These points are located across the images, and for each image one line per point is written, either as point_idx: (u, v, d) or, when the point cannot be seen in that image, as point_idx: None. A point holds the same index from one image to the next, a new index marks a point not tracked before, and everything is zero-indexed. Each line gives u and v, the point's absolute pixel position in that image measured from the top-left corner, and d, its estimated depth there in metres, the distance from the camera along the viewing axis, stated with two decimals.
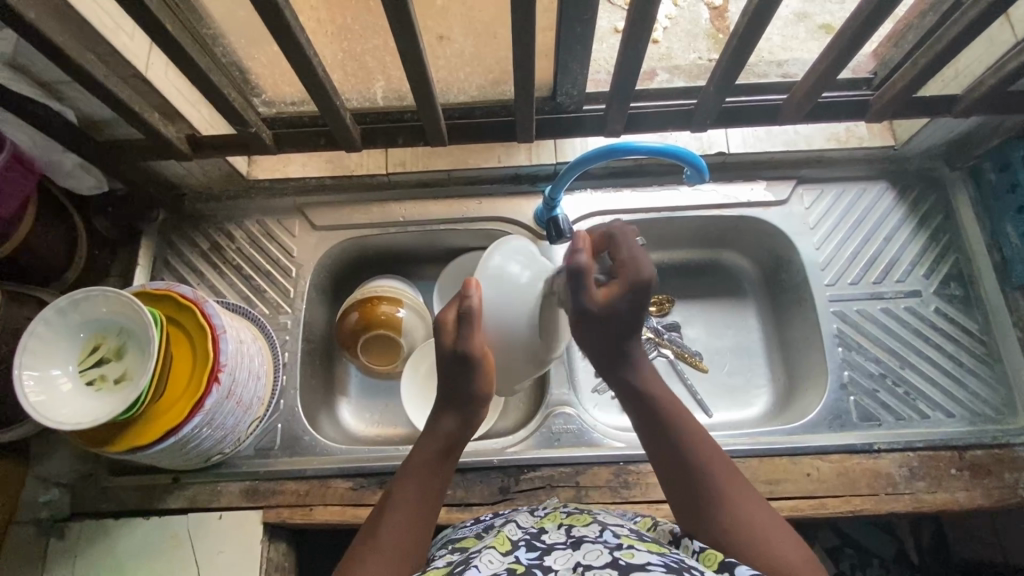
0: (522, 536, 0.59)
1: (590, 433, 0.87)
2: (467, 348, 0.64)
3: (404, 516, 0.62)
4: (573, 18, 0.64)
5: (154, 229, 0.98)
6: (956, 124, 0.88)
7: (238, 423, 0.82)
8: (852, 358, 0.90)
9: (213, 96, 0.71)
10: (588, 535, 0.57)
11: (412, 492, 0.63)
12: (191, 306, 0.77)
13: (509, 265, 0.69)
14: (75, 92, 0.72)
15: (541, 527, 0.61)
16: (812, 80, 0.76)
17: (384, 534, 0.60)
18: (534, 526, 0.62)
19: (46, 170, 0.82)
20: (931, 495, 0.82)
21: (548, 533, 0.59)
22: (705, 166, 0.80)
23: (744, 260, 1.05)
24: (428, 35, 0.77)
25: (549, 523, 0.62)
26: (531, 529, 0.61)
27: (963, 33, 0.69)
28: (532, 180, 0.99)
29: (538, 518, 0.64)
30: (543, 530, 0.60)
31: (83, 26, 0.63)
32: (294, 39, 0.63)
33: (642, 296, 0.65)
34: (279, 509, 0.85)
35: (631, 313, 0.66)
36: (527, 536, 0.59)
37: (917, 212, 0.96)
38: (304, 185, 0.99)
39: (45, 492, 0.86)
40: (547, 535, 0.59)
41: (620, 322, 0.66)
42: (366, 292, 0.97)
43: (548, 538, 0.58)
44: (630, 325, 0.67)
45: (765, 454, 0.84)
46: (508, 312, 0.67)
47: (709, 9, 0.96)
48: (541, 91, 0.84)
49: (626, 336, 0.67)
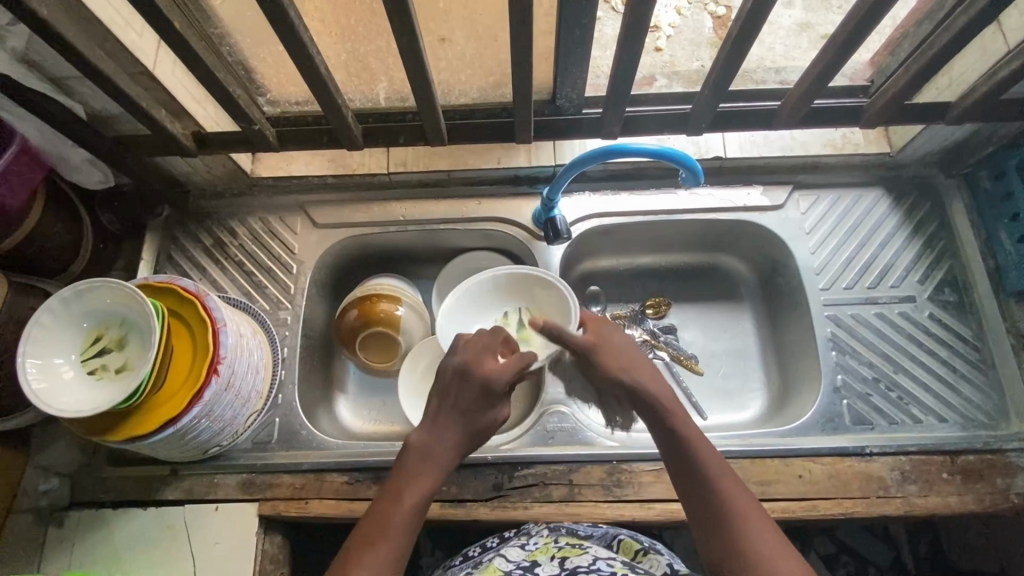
0: (514, 567, 0.60)
1: (583, 432, 0.88)
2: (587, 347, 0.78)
3: (398, 546, 0.61)
4: (570, 22, 0.65)
5: (158, 224, 0.99)
6: (950, 132, 0.89)
7: (236, 415, 0.83)
8: (845, 362, 0.90)
9: (218, 94, 0.73)
10: (580, 566, 0.58)
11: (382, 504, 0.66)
12: (192, 299, 0.78)
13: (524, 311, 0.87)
14: (84, 87, 0.74)
15: (533, 560, 0.62)
16: (806, 85, 0.77)
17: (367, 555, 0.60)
18: (526, 559, 0.63)
19: (54, 164, 0.83)
20: (922, 500, 0.82)
21: (541, 565, 0.61)
22: (701, 169, 0.81)
23: (741, 264, 1.05)
24: (430, 37, 0.80)
25: (541, 556, 0.63)
26: (522, 562, 0.62)
27: (953, 41, 0.70)
28: (531, 182, 1.01)
29: (529, 551, 0.65)
30: (535, 563, 0.62)
31: (92, 22, 0.65)
32: (296, 37, 0.64)
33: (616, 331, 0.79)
34: (274, 502, 0.86)
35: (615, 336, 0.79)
36: (519, 568, 0.60)
37: (912, 220, 0.96)
38: (306, 183, 1.01)
39: (44, 481, 0.87)
40: (540, 568, 0.60)
41: (624, 357, 0.76)
42: (366, 290, 0.98)
43: (541, 570, 0.59)
44: (608, 344, 0.78)
45: (758, 456, 0.84)
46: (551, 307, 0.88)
47: (713, 18, 1.01)
48: (540, 94, 0.85)
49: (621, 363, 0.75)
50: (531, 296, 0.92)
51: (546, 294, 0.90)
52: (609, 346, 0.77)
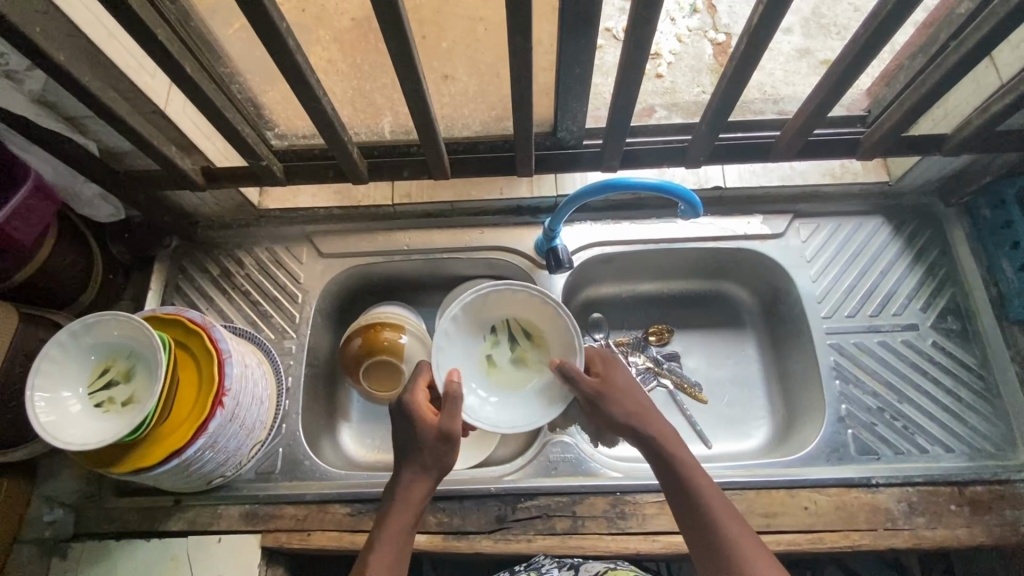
0: None
1: (587, 462, 0.87)
2: (600, 394, 0.77)
3: None
4: (570, 60, 0.67)
5: (167, 254, 1.02)
6: (947, 162, 0.90)
7: (241, 446, 0.83)
8: (849, 391, 0.90)
9: (228, 132, 0.75)
10: None
11: (386, 530, 0.69)
12: (199, 330, 0.79)
13: (540, 318, 0.86)
14: (97, 125, 0.76)
15: None
16: (803, 118, 0.78)
17: (422, 412, 0.74)
18: None
19: (67, 199, 0.85)
20: (930, 532, 0.81)
21: None
22: (700, 202, 0.82)
23: (743, 292, 1.06)
24: (434, 74, 0.83)
25: None
26: None
27: (946, 76, 0.71)
28: (534, 212, 1.02)
29: None
30: None
31: (107, 66, 0.67)
32: (304, 79, 0.67)
33: (615, 370, 0.81)
34: (277, 533, 0.86)
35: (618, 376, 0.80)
36: None
37: (913, 248, 0.97)
38: (313, 214, 1.03)
39: (49, 511, 0.88)
40: None
41: (636, 404, 0.77)
42: (371, 319, 0.99)
43: None
44: (620, 391, 0.77)
45: (763, 487, 0.83)
46: (553, 322, 0.84)
47: (713, 45, 1.07)
48: (543, 127, 0.87)
49: (622, 401, 0.77)
50: (513, 312, 0.87)
51: (528, 306, 0.86)
52: (620, 387, 0.78)
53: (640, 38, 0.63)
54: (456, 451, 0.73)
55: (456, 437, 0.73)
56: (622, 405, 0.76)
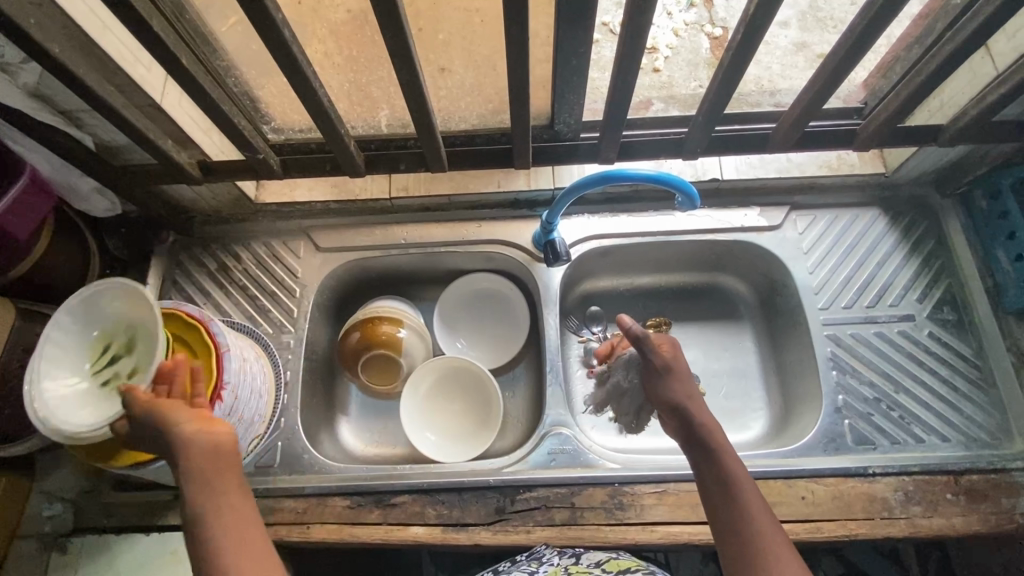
0: None
1: (585, 454, 0.88)
2: (665, 370, 0.75)
3: None
4: (567, 52, 0.67)
5: (163, 251, 1.02)
6: (945, 153, 0.90)
7: (239, 440, 0.83)
8: (847, 382, 0.91)
9: (224, 124, 0.75)
10: None
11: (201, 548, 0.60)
12: (197, 325, 0.79)
13: (91, 317, 0.75)
14: (92, 119, 0.76)
15: None
16: (799, 110, 0.78)
17: (143, 427, 0.64)
18: None
19: (63, 193, 0.85)
20: (927, 520, 0.81)
21: None
22: (697, 193, 0.82)
23: (740, 284, 1.06)
24: (430, 67, 0.82)
25: None
26: None
27: (942, 66, 0.71)
28: (531, 205, 1.02)
29: None
30: None
31: (103, 59, 0.67)
32: (300, 71, 0.66)
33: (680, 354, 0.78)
34: (277, 527, 0.85)
35: (681, 361, 0.77)
36: None
37: (909, 239, 0.97)
38: (310, 209, 1.02)
39: (49, 506, 0.88)
40: None
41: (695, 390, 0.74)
42: (367, 312, 1.00)
43: None
44: (683, 376, 0.75)
45: (760, 477, 0.84)
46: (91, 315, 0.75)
47: (710, 39, 1.07)
48: (539, 119, 0.87)
49: (685, 383, 0.74)
50: (101, 319, 0.75)
51: (88, 308, 0.75)
52: (684, 371, 0.75)
53: (636, 30, 0.63)
54: (188, 428, 0.63)
55: (174, 421, 0.63)
56: (684, 386, 0.74)
